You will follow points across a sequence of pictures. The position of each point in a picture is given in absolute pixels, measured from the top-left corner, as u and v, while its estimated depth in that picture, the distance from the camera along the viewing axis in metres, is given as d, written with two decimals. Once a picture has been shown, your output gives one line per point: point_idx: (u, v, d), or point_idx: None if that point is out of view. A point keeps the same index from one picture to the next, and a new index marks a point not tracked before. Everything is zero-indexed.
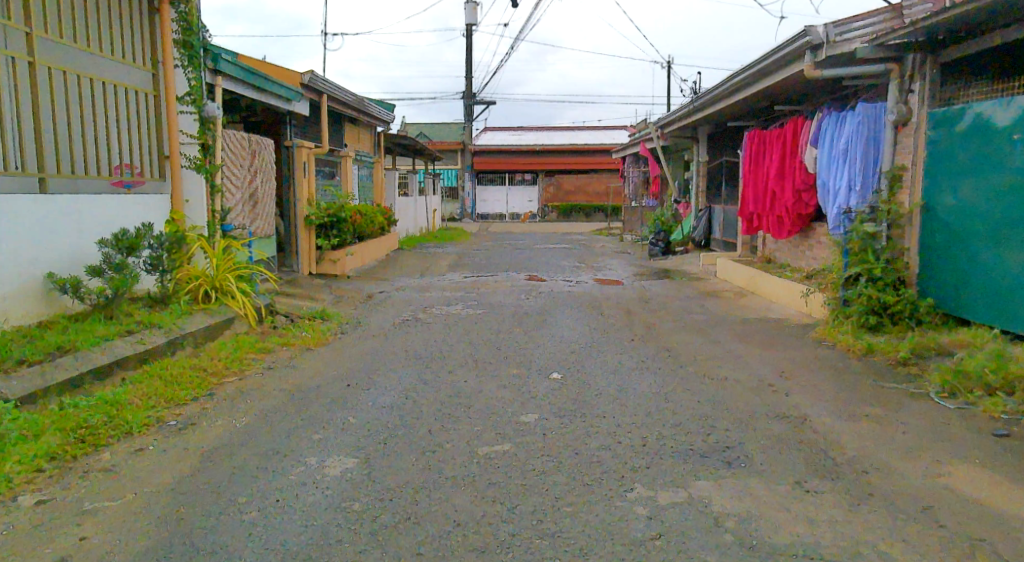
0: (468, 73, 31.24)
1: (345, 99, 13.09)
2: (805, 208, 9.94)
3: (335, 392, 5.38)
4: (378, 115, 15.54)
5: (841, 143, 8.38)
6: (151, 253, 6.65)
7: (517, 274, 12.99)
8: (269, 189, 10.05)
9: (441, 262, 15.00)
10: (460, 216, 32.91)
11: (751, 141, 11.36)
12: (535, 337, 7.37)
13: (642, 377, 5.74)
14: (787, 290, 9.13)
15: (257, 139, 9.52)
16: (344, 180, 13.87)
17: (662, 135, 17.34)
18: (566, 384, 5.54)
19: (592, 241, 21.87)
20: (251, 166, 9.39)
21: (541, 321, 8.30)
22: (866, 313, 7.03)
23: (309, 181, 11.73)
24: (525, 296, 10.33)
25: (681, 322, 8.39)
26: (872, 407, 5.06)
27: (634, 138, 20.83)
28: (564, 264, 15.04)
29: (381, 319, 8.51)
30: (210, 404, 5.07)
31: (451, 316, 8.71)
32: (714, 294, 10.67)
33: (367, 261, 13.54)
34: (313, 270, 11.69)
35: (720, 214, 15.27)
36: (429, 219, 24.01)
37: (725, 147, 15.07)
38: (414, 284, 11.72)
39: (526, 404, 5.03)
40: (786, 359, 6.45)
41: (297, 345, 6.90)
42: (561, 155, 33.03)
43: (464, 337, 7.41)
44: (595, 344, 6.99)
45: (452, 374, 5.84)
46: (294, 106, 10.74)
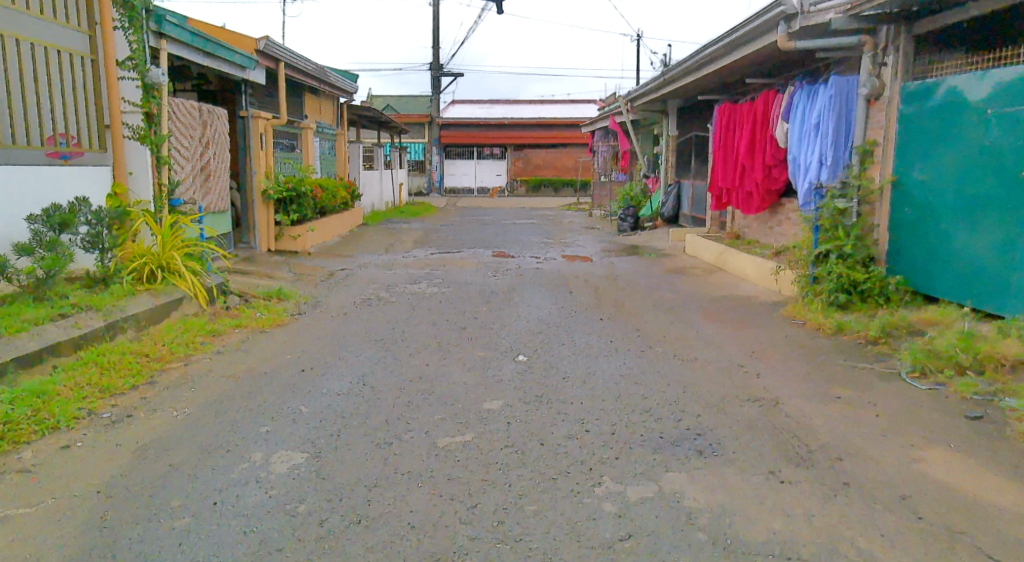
0: (435, 43, 30.52)
1: (303, 68, 12.57)
2: (774, 183, 9.77)
3: (288, 377, 5.07)
4: (340, 85, 15.05)
5: (812, 117, 8.14)
6: (89, 231, 6.29)
7: (483, 251, 12.70)
8: (222, 162, 9.60)
9: (407, 238, 14.65)
10: (427, 190, 32.44)
11: (722, 114, 11.12)
12: (501, 317, 7.11)
13: (611, 360, 5.52)
14: (756, 268, 8.97)
15: (208, 109, 9.06)
16: (305, 153, 13.38)
17: (632, 109, 17.07)
18: (531, 367, 5.30)
19: (561, 216, 21.65)
20: (203, 138, 8.94)
21: (508, 299, 8.05)
22: (837, 292, 6.86)
23: (268, 154, 11.23)
24: (492, 273, 10.06)
25: (652, 301, 8.18)
26: (844, 388, 4.88)
27: (603, 112, 20.54)
28: (532, 240, 14.78)
29: (342, 299, 8.18)
30: (152, 393, 4.73)
31: (415, 295, 8.40)
32: (684, 271, 10.50)
33: (329, 236, 13.14)
34: (273, 246, 11.32)
35: (690, 189, 15.11)
36: (395, 194, 23.57)
37: (695, 121, 14.84)
38: (376, 261, 11.38)
39: (490, 389, 4.78)
40: (758, 339, 6.27)
41: (249, 328, 6.55)
42: (529, 129, 32.61)
43: (428, 317, 7.12)
44: (564, 324, 6.75)
45: (413, 358, 5.56)
46: (247, 74, 10.21)
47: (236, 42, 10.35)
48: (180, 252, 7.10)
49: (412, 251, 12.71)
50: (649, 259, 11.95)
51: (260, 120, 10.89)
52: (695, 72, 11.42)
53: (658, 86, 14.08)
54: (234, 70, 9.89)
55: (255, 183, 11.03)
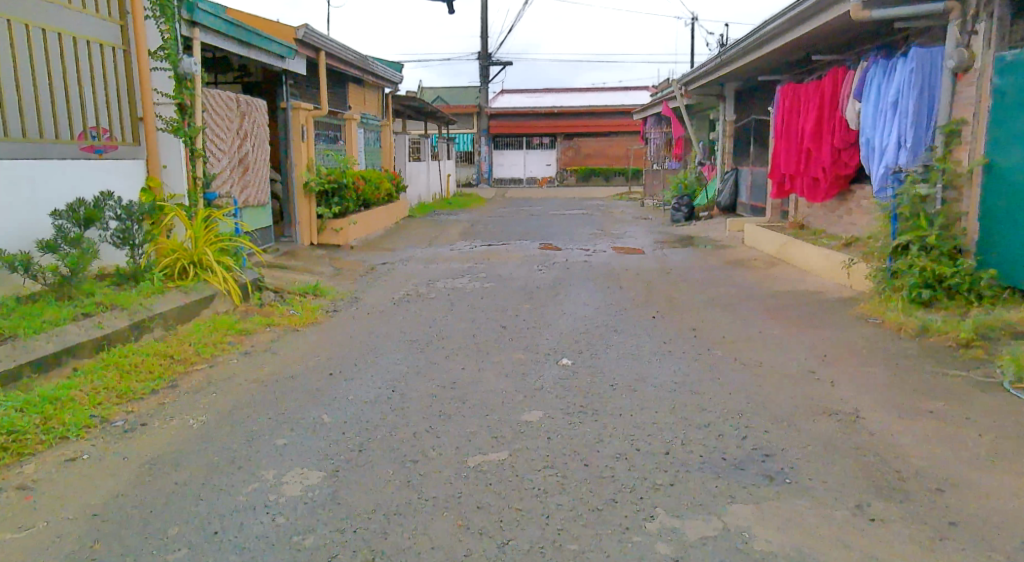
0: (483, 32, 30.09)
1: (345, 58, 12.31)
2: (844, 168, 9.16)
3: (315, 382, 4.73)
4: (384, 75, 14.78)
5: (889, 95, 7.55)
6: (119, 225, 6.03)
7: (530, 243, 12.28)
8: (261, 155, 9.40)
9: (452, 231, 14.31)
10: (476, 181, 32.12)
11: (784, 94, 10.46)
12: (546, 315, 6.68)
13: (665, 365, 5.04)
14: (824, 261, 8.33)
15: (247, 100, 8.86)
16: (348, 145, 13.13)
17: (686, 94, 16.40)
18: (577, 373, 4.85)
19: (611, 206, 21.06)
20: (241, 130, 8.74)
21: (554, 295, 7.61)
22: (917, 287, 6.37)
23: (309, 146, 10.99)
24: (538, 267, 9.62)
25: (709, 296, 7.63)
26: (933, 400, 4.32)
27: (656, 98, 19.86)
28: (581, 231, 14.28)
29: (380, 295, 7.85)
30: (171, 397, 4.43)
31: (457, 291, 8.02)
32: (742, 263, 9.89)
33: (373, 228, 12.91)
34: (315, 240, 11.12)
35: (748, 176, 14.40)
36: (442, 185, 23.27)
37: (754, 105, 14.11)
38: (420, 254, 11.05)
39: (530, 398, 4.36)
40: (828, 340, 5.70)
41: (280, 327, 6.24)
42: (579, 118, 31.98)
43: (469, 315, 6.73)
44: (614, 323, 6.28)
45: (449, 361, 5.17)
46: (287, 64, 9.96)
47: (275, 32, 10.10)
48: (214, 248, 6.82)
49: (456, 244, 12.37)
50: (705, 251, 11.34)
51: (301, 111, 10.63)
52: (756, 51, 10.76)
53: (714, 68, 13.40)
54: (274, 61, 9.64)
55: (296, 175, 10.81)
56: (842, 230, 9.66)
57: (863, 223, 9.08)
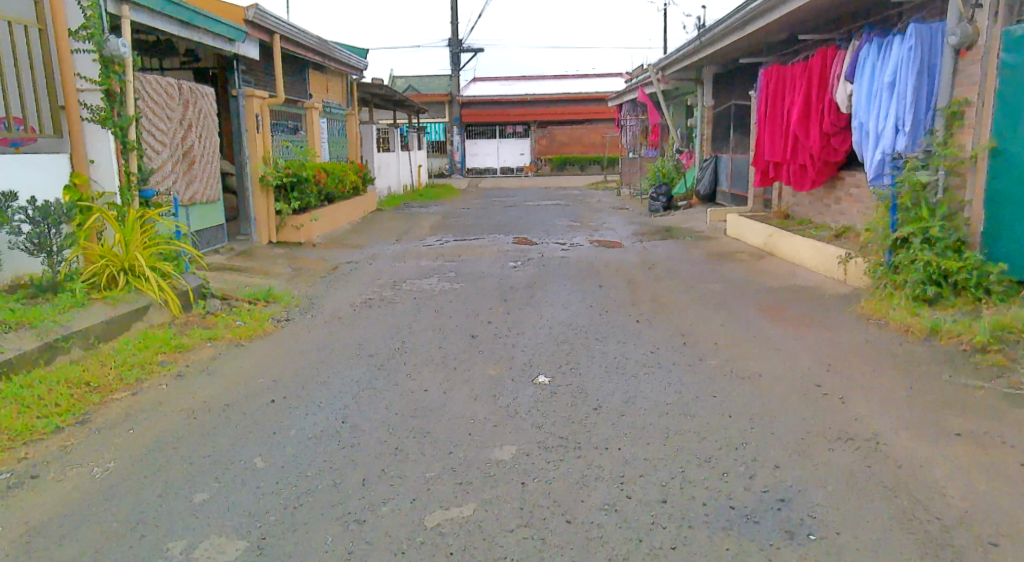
0: (453, 18, 29.31)
1: (303, 42, 11.57)
2: (833, 154, 8.63)
3: (254, 410, 4.09)
4: (347, 60, 14.03)
5: (884, 75, 6.98)
6: (31, 228, 5.38)
7: (504, 237, 11.67)
8: (209, 148, 8.66)
9: (423, 224, 13.63)
10: (449, 171, 31.39)
11: (768, 77, 9.90)
12: (521, 320, 6.08)
13: (655, 381, 4.46)
14: (817, 255, 7.81)
15: (190, 87, 8.13)
16: (310, 135, 12.39)
17: (663, 79, 15.84)
18: (556, 393, 4.25)
19: (588, 196, 20.48)
20: (183, 119, 8.00)
21: (530, 297, 7.01)
22: (923, 282, 5.81)
23: (264, 136, 10.24)
24: (513, 264, 9.02)
25: (697, 295, 7.08)
26: (961, 418, 3.78)
27: (632, 83, 19.29)
28: (558, 223, 13.67)
29: (339, 299, 7.19)
30: (79, 435, 3.75)
31: (424, 293, 7.39)
32: (728, 256, 9.35)
33: (338, 224, 12.20)
34: (274, 238, 10.40)
35: (729, 163, 13.89)
36: (413, 176, 22.52)
37: (733, 88, 13.59)
38: (387, 251, 10.38)
39: (502, 427, 3.75)
40: (832, 345, 5.17)
41: (223, 340, 5.57)
42: (553, 105, 31.35)
43: (436, 322, 6.11)
44: (596, 330, 5.70)
45: (410, 380, 4.55)
46: (237, 48, 9.23)
47: (222, 13, 9.34)
48: (148, 252, 6.10)
49: (426, 238, 11.72)
50: (687, 243, 10.80)
51: (254, 99, 9.87)
52: (738, 31, 10.19)
53: (692, 51, 12.83)
54: (222, 44, 8.90)
55: (251, 169, 10.07)
56: (832, 220, 9.15)
57: (855, 212, 8.57)
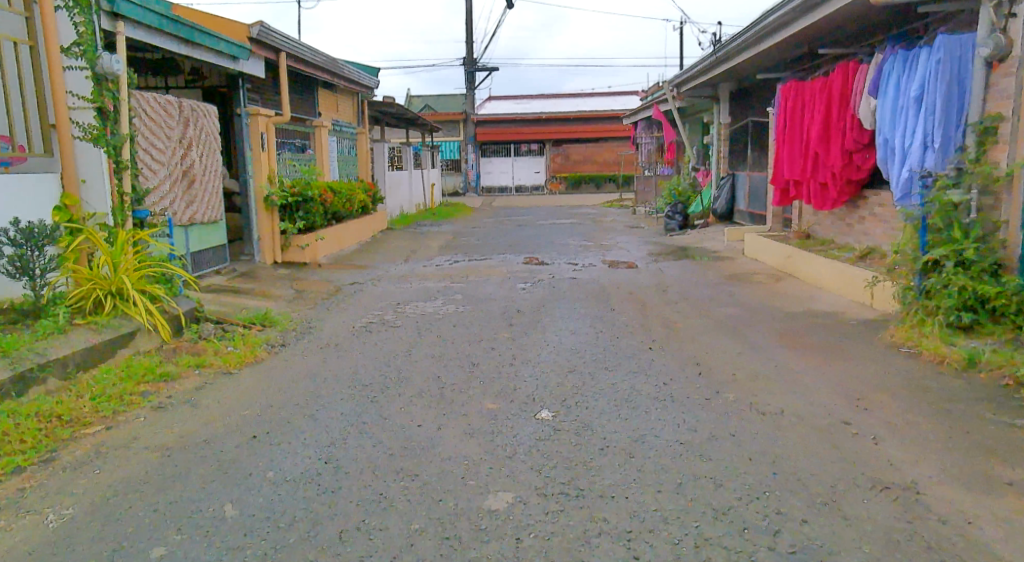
0: (467, 36, 29.27)
1: (311, 60, 11.42)
2: (855, 172, 8.27)
3: (234, 447, 3.81)
4: (356, 79, 13.89)
5: (911, 89, 6.64)
6: (11, 252, 5.18)
7: (514, 257, 11.39)
8: (211, 167, 8.46)
9: (432, 244, 13.38)
10: (463, 190, 31.23)
11: (786, 93, 9.58)
12: (525, 347, 5.78)
13: (666, 417, 4.14)
14: (839, 277, 7.46)
15: (191, 105, 7.93)
16: (318, 154, 12.22)
17: (678, 96, 15.56)
18: (558, 431, 3.93)
19: (602, 214, 20.20)
20: (183, 138, 7.80)
21: (537, 321, 6.71)
22: (957, 310, 5.47)
23: (269, 155, 10.06)
24: (521, 285, 8.73)
25: (713, 320, 6.74)
26: (1006, 464, 3.42)
27: (647, 101, 19.02)
28: (570, 243, 13.37)
29: (339, 323, 6.92)
30: (40, 475, 3.47)
31: (427, 316, 7.11)
32: (745, 278, 9.00)
33: (345, 244, 11.99)
34: (279, 259, 10.20)
35: (746, 181, 13.56)
36: (426, 195, 22.35)
37: (750, 105, 13.28)
38: (393, 272, 10.13)
39: (498, 470, 3.45)
40: (857, 377, 4.82)
41: (211, 368, 5.30)
42: (568, 123, 31.18)
43: (436, 349, 5.82)
44: (604, 358, 5.38)
45: (404, 414, 4.25)
46: (240, 66, 9.10)
47: (227, 30, 9.19)
48: (138, 275, 5.85)
49: (435, 258, 11.47)
50: (703, 263, 10.46)
51: (259, 117, 9.71)
52: (755, 46, 9.90)
53: (707, 68, 12.55)
54: (222, 60, 8.74)
55: (256, 188, 9.88)
56: (855, 240, 8.78)
57: (879, 232, 8.21)
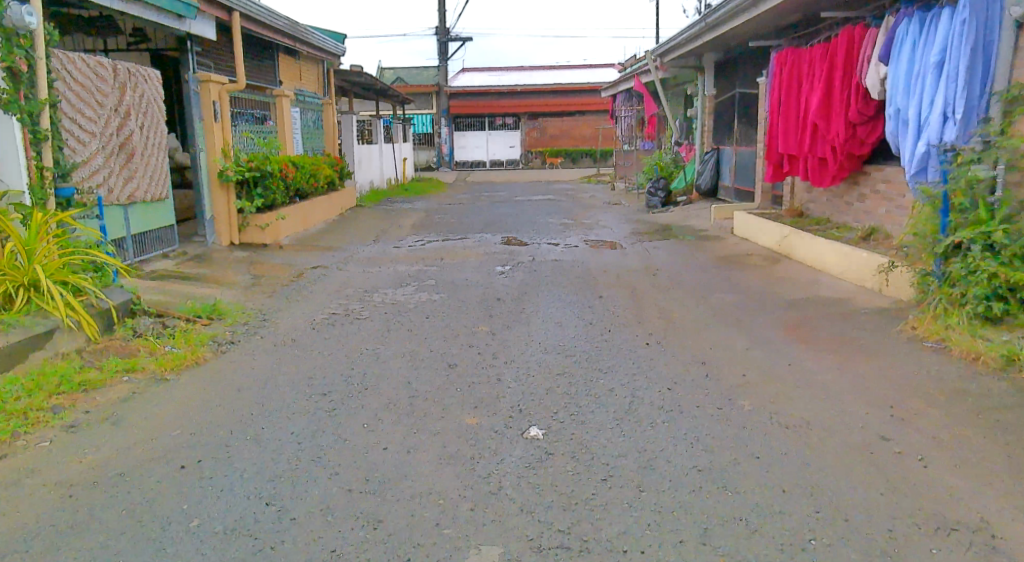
0: (440, 5, 28.22)
1: (269, 23, 10.55)
2: (858, 146, 7.66)
3: (155, 482, 3.13)
4: (321, 45, 13.01)
5: (930, 54, 6.01)
6: None
7: (491, 237, 10.71)
8: (156, 139, 7.68)
9: (403, 222, 12.64)
10: (436, 165, 30.34)
11: (782, 61, 8.92)
12: (508, 344, 5.13)
13: (675, 433, 3.54)
14: (845, 261, 6.89)
15: (125, 68, 7.12)
16: (279, 126, 11.39)
17: (661, 66, 14.87)
18: (549, 454, 3.31)
19: (580, 190, 19.53)
20: (116, 106, 6.98)
21: (519, 312, 6.06)
22: (984, 298, 4.86)
23: (223, 126, 9.22)
24: (499, 269, 8.06)
25: (710, 308, 6.15)
26: None
27: (627, 72, 18.29)
28: (550, 221, 12.70)
29: (298, 314, 6.22)
30: None
31: (397, 306, 6.42)
32: (739, 260, 8.42)
33: (309, 223, 11.22)
34: (236, 239, 9.44)
35: (732, 156, 12.96)
36: (398, 170, 21.50)
37: (737, 76, 12.65)
38: (361, 254, 9.40)
39: (478, 513, 2.83)
40: (883, 378, 4.25)
41: (144, 372, 4.59)
42: (544, 96, 30.34)
43: (406, 346, 5.14)
44: (597, 358, 4.75)
45: (367, 434, 3.60)
46: (186, 26, 8.25)
47: None
48: (60, 264, 5.10)
49: (406, 238, 10.75)
50: (691, 244, 9.86)
51: (211, 84, 8.86)
52: (746, 11, 9.25)
53: (692, 36, 11.88)
54: (166, 19, 7.92)
55: (209, 162, 9.05)
56: (856, 220, 8.21)
57: (883, 211, 7.64)
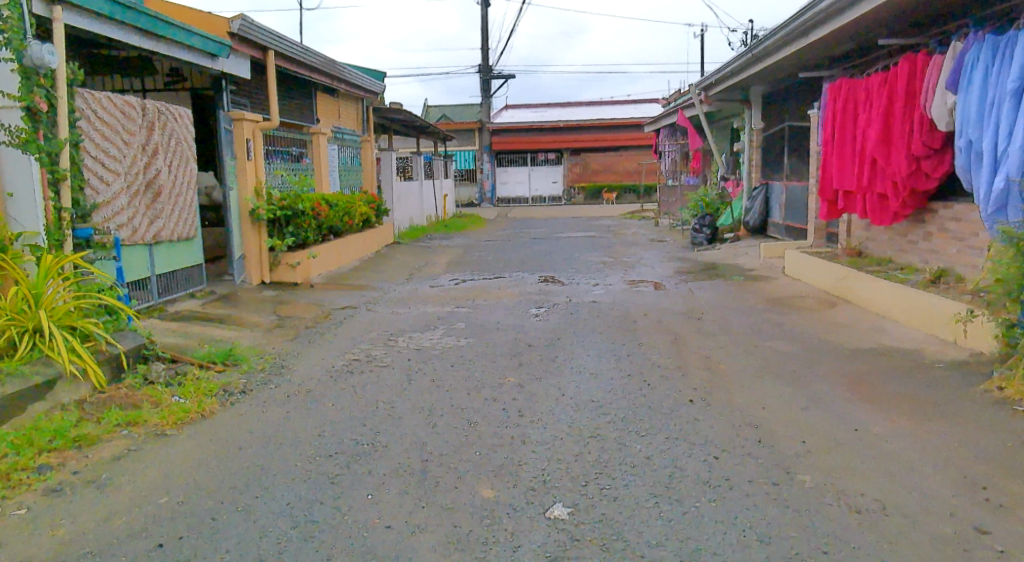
0: (483, 43, 28.34)
1: (306, 61, 10.46)
2: (923, 182, 7.10)
3: None
4: (360, 83, 12.91)
5: (1007, 81, 5.47)
6: None
7: (529, 276, 10.33)
8: (184, 178, 7.49)
9: (440, 260, 12.35)
10: (478, 201, 30.24)
11: (836, 93, 8.42)
12: (537, 398, 4.70)
13: (724, 515, 3.06)
14: (913, 306, 6.30)
15: (157, 107, 6.97)
16: (316, 163, 11.25)
17: (707, 100, 14.44)
18: (576, 541, 2.87)
19: (622, 226, 19.07)
20: (145, 145, 6.82)
21: (551, 360, 5.63)
22: None
23: (255, 164, 9.08)
24: (534, 311, 7.64)
25: (761, 358, 5.63)
26: None
27: (672, 107, 17.88)
28: (590, 259, 12.28)
29: (318, 360, 5.90)
30: None
31: (422, 352, 6.04)
32: (791, 302, 7.87)
33: (343, 261, 11.00)
34: (267, 278, 9.23)
35: (782, 192, 12.41)
36: (438, 206, 21.35)
37: (787, 109, 12.15)
38: (393, 293, 9.10)
39: None
40: (967, 448, 3.70)
41: (145, 425, 4.28)
42: (587, 132, 30.09)
43: (427, 399, 4.74)
44: (634, 417, 4.29)
45: (371, 508, 3.18)
46: (219, 64, 8.13)
47: (206, 25, 8.25)
48: (67, 309, 4.85)
49: (441, 277, 10.43)
50: (739, 284, 9.33)
51: (244, 122, 8.71)
52: (796, 41, 8.80)
53: (738, 68, 11.46)
54: (200, 58, 7.79)
55: (240, 201, 8.89)
56: (922, 261, 7.61)
57: (954, 251, 7.04)
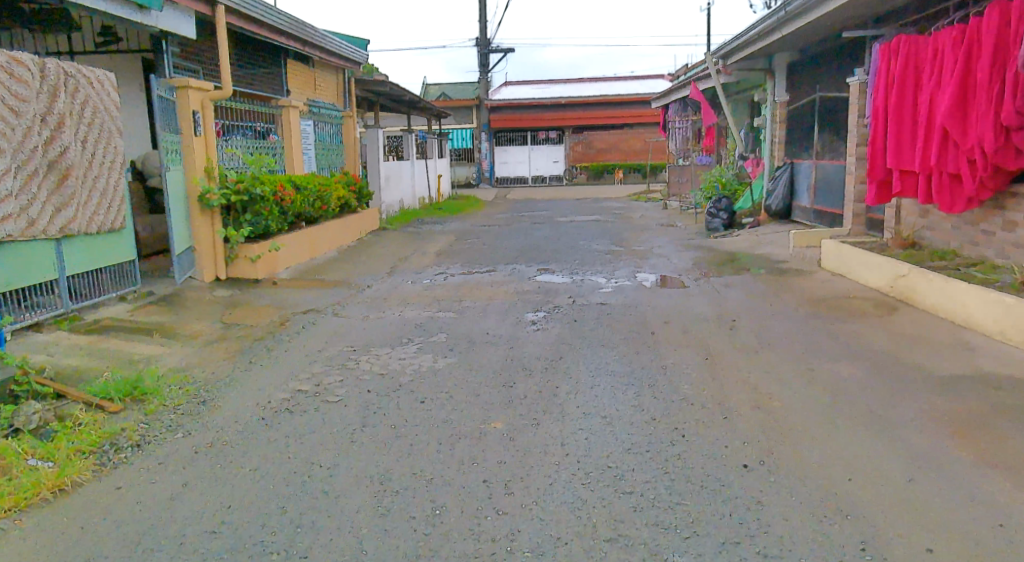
0: (481, 16, 26.81)
1: (269, 22, 9.05)
2: (1013, 160, 5.72)
3: None
4: (336, 51, 11.47)
5: None
6: None
7: (527, 270, 9.01)
8: (107, 157, 6.16)
9: (428, 249, 11.00)
10: (475, 181, 28.81)
11: (890, 55, 7.03)
12: (530, 460, 3.41)
13: None
14: (1010, 316, 5.00)
15: (60, 68, 5.62)
16: (285, 141, 9.88)
17: (725, 71, 13.00)
18: None
19: (629, 209, 17.67)
20: (45, 114, 5.48)
21: (551, 394, 4.33)
22: None
23: (206, 140, 7.73)
24: (530, 318, 6.33)
25: (824, 389, 4.33)
26: None
27: (684, 78, 16.41)
28: (595, 248, 10.94)
29: (252, 390, 4.59)
30: None
31: (387, 379, 4.72)
32: (840, 305, 6.56)
33: (316, 253, 9.67)
34: (223, 274, 7.91)
35: (812, 172, 11.03)
36: (432, 187, 19.95)
37: (819, 78, 10.74)
38: (370, 291, 7.81)
39: None
40: None
41: None
42: (590, 109, 28.56)
43: (380, 461, 3.45)
44: (669, 497, 3.01)
45: None
46: (153, 20, 6.75)
47: None
48: None
49: (428, 270, 9.12)
50: (769, 279, 8.01)
51: (190, 91, 7.34)
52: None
53: (761, 32, 10.03)
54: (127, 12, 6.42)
55: (188, 183, 7.55)
56: (1002, 256, 6.30)
57: None
